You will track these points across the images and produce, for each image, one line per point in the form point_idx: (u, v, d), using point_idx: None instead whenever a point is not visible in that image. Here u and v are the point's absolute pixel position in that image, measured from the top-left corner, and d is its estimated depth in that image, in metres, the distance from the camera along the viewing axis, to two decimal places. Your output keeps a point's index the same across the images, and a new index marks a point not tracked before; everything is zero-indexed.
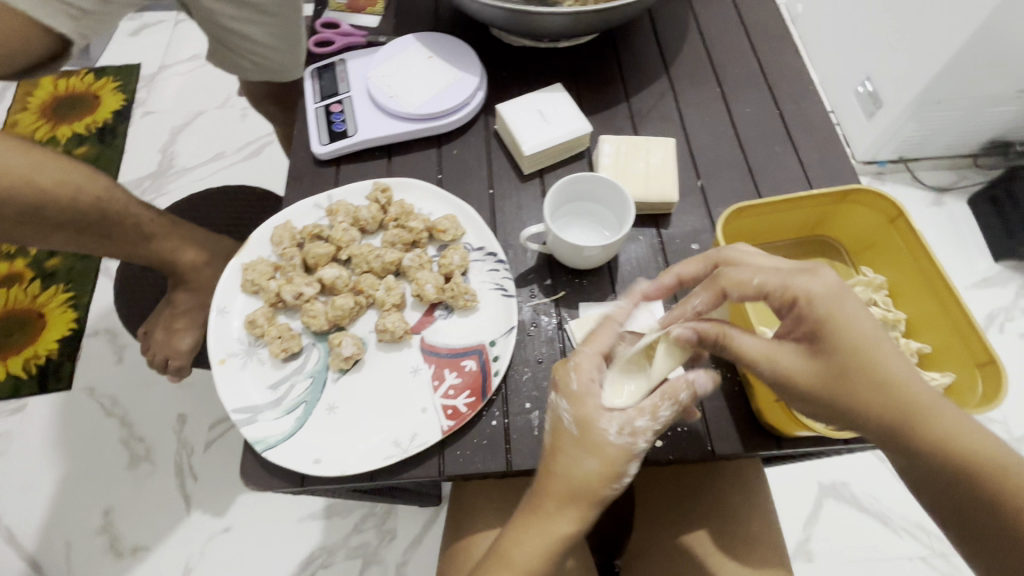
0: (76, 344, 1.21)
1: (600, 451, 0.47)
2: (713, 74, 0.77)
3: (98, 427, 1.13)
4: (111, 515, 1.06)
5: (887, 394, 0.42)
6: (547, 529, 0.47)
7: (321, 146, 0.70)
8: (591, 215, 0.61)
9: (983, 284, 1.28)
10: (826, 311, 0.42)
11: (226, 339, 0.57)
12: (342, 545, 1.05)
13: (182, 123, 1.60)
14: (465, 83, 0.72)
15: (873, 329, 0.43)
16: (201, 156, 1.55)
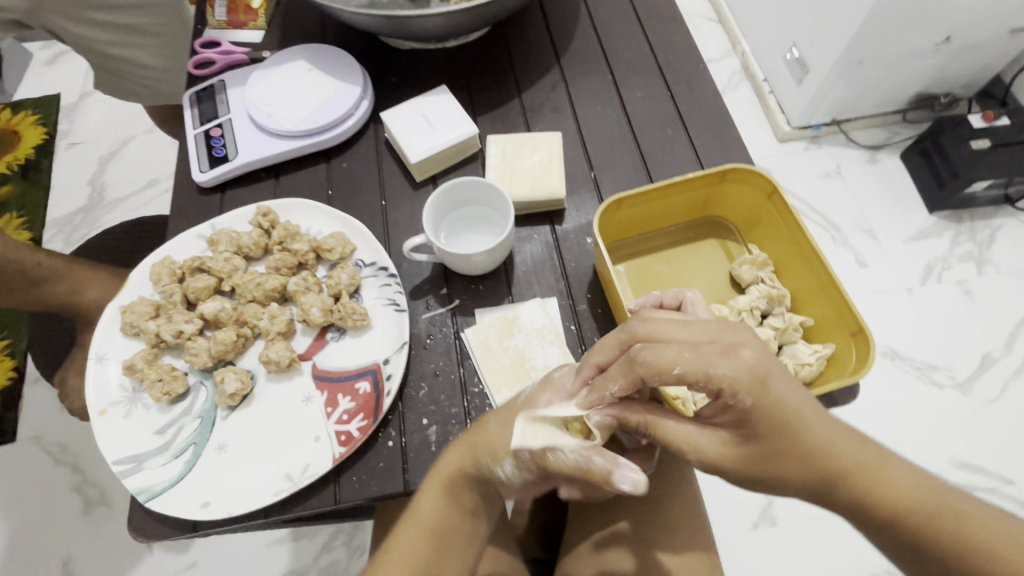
0: (15, 393, 1.15)
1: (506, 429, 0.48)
2: (604, 61, 0.76)
3: (48, 477, 1.09)
4: (70, 566, 1.03)
5: (810, 460, 0.39)
6: (447, 476, 0.49)
7: (201, 175, 0.67)
8: (478, 220, 0.61)
9: (919, 237, 1.25)
10: (752, 397, 0.38)
11: (106, 388, 0.55)
12: (313, 566, 1.02)
13: (110, 152, 1.53)
14: (346, 94, 0.70)
15: (795, 398, 0.39)
16: (133, 185, 1.49)
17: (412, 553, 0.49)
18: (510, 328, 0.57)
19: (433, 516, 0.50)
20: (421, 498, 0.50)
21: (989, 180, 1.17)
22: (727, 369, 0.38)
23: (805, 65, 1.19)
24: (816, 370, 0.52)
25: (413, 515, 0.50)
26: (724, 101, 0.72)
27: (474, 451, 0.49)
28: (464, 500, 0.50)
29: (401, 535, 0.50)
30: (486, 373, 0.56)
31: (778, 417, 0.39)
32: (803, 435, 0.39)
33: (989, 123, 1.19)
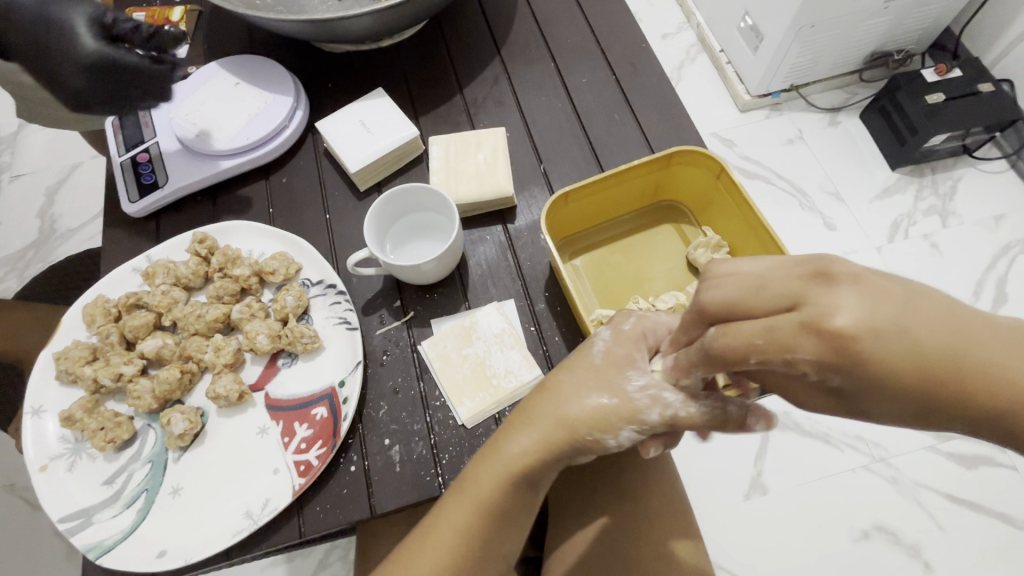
0: None
1: (610, 397, 0.43)
2: (545, 48, 0.74)
3: (25, 524, 1.04)
4: None
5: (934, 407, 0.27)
6: (521, 456, 0.45)
7: (131, 205, 0.64)
8: (429, 227, 0.59)
9: (884, 195, 1.25)
10: (854, 351, 0.26)
11: (46, 442, 0.52)
12: None
13: (56, 181, 1.46)
14: (277, 106, 0.66)
15: (898, 333, 0.26)
16: (85, 212, 1.43)
17: (464, 529, 0.46)
18: (469, 336, 0.56)
19: (492, 495, 0.46)
20: (481, 476, 0.46)
21: (947, 133, 1.18)
22: (814, 351, 0.26)
23: (758, 33, 1.18)
24: None
25: (466, 495, 0.46)
26: (669, 80, 0.70)
27: (575, 430, 0.43)
28: (529, 478, 0.46)
29: (448, 515, 0.47)
30: (447, 386, 0.54)
31: (922, 373, 0.26)
32: (956, 391, 0.26)
33: (942, 76, 1.20)
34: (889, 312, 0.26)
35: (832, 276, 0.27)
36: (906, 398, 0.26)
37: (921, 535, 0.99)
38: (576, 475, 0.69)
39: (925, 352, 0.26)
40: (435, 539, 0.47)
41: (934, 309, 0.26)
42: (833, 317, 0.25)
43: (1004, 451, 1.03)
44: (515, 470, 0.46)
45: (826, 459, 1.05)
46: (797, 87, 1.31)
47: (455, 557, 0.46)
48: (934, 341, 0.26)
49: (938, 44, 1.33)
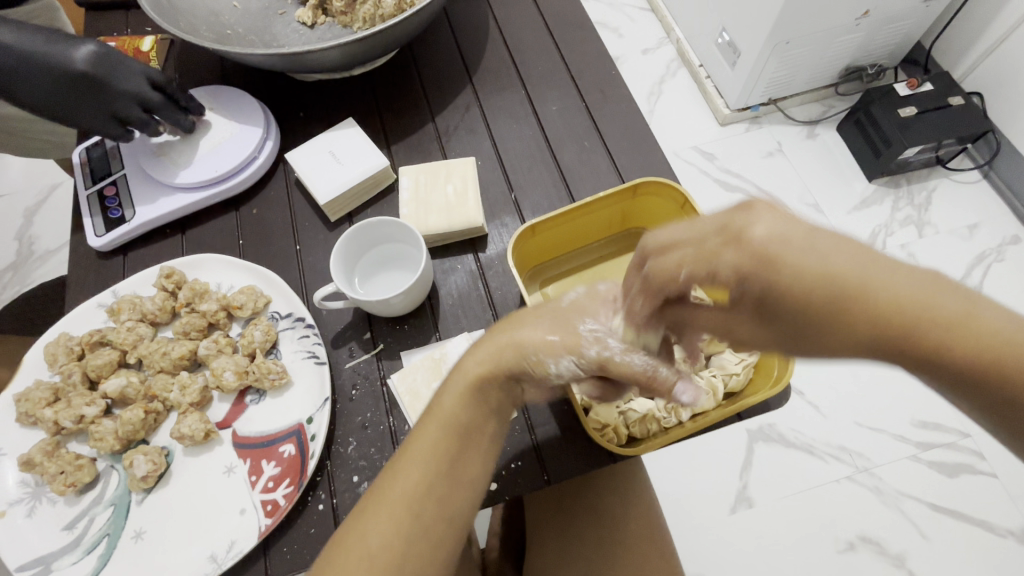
0: None
1: (562, 327, 0.42)
2: (517, 76, 0.74)
3: None
4: None
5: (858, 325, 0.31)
6: (471, 377, 0.43)
7: (97, 239, 0.63)
8: (396, 258, 0.58)
9: (861, 207, 1.27)
10: (769, 257, 0.32)
11: (4, 488, 0.51)
12: None
13: (35, 202, 1.44)
14: (246, 137, 0.66)
15: (816, 254, 0.31)
16: (64, 233, 1.41)
17: (432, 454, 0.43)
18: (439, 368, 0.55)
19: (456, 416, 0.43)
20: (440, 400, 0.44)
21: (920, 146, 1.20)
22: (733, 258, 0.33)
23: (735, 49, 1.20)
24: (743, 379, 0.51)
25: (432, 417, 0.44)
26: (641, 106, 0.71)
27: (521, 348, 0.42)
28: (489, 401, 0.44)
29: (413, 446, 0.43)
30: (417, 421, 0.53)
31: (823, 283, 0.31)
32: (849, 310, 0.31)
33: (913, 90, 1.22)
34: (793, 235, 0.32)
35: (751, 205, 0.33)
36: (830, 317, 0.31)
37: (905, 545, 1.00)
38: (556, 500, 0.68)
39: (832, 271, 0.31)
40: (399, 473, 0.43)
41: (842, 240, 0.31)
42: (750, 228, 0.32)
43: (985, 459, 1.04)
44: (470, 396, 0.43)
45: (807, 471, 1.05)
46: (774, 101, 1.33)
47: (420, 487, 0.42)
48: (849, 266, 0.31)
49: (910, 58, 1.36)
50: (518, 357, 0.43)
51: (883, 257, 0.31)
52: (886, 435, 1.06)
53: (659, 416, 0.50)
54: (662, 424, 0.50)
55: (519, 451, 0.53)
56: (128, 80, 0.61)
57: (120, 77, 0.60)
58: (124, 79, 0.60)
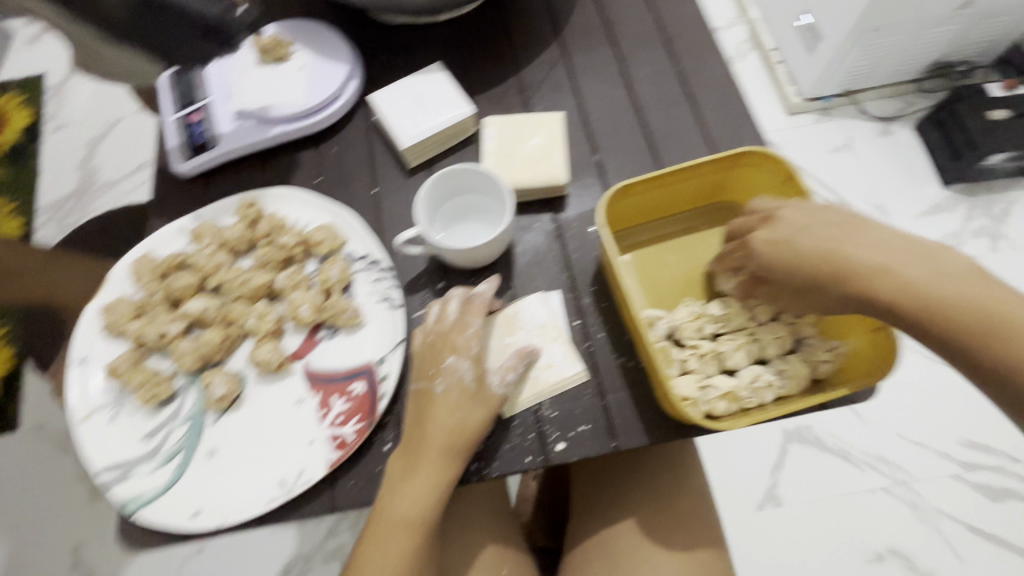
0: (14, 381, 1.21)
1: (470, 402, 0.49)
2: (607, 32, 0.71)
3: (56, 463, 1.16)
4: (82, 549, 1.11)
5: (836, 289, 0.43)
6: (451, 424, 0.48)
7: (183, 164, 0.64)
8: (478, 209, 0.57)
9: (929, 213, 1.19)
10: (768, 254, 0.46)
11: (89, 393, 0.53)
12: (319, 550, 1.10)
13: (99, 133, 1.48)
14: (332, 73, 0.65)
15: (808, 244, 0.44)
16: (124, 167, 1.45)
17: (434, 483, 0.47)
18: (514, 324, 0.54)
19: (437, 464, 0.48)
20: (428, 437, 0.48)
21: (1007, 152, 1.12)
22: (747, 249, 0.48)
23: (817, 33, 1.14)
24: (833, 368, 0.48)
25: (389, 520, 0.47)
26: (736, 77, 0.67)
27: (453, 438, 0.48)
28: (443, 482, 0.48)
29: (405, 487, 0.48)
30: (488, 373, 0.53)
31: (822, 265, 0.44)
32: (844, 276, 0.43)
33: (1009, 91, 1.13)
34: (799, 231, 0.45)
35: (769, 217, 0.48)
36: (818, 290, 0.44)
37: (937, 564, 0.97)
38: (607, 471, 0.68)
39: (809, 256, 0.44)
40: (401, 508, 0.47)
41: (830, 234, 0.44)
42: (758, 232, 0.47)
43: None
44: (455, 435, 0.48)
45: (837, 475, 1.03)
46: (849, 93, 1.25)
47: (422, 517, 0.48)
48: (827, 251, 0.44)
49: None
50: (485, 404, 0.49)
51: (865, 241, 0.43)
52: (929, 452, 1.02)
53: (741, 396, 0.48)
54: (743, 405, 0.48)
55: (588, 415, 0.52)
56: (179, 33, 0.58)
57: (169, 29, 0.57)
58: (173, 30, 0.57)
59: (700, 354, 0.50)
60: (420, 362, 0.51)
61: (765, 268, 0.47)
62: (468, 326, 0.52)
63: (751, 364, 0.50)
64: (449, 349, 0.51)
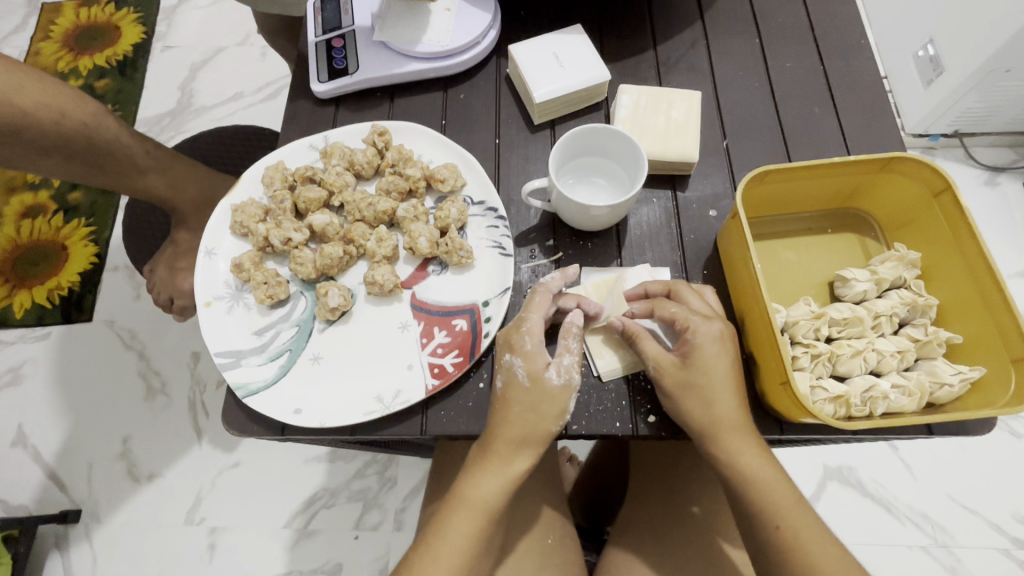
0: (96, 277, 1.30)
1: (535, 394, 0.47)
2: (753, 22, 0.69)
3: (119, 358, 1.24)
4: (129, 442, 1.18)
5: (714, 411, 0.46)
6: (526, 418, 0.47)
7: (319, 85, 0.65)
8: (605, 175, 0.57)
9: None
10: (698, 346, 0.46)
11: (212, 282, 0.56)
12: (345, 488, 1.15)
13: (201, 59, 1.55)
14: (476, 20, 0.66)
15: (722, 367, 0.46)
16: (220, 95, 1.51)
17: (509, 469, 0.47)
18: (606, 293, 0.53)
19: (510, 448, 0.47)
20: (502, 423, 0.48)
21: None
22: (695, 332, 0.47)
23: (939, 66, 1.05)
24: (955, 393, 0.46)
25: (459, 500, 0.48)
26: (882, 86, 0.65)
27: (525, 418, 0.47)
28: (517, 466, 0.47)
29: (483, 469, 0.47)
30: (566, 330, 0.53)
31: (706, 416, 0.46)
32: (719, 409, 0.46)
33: None
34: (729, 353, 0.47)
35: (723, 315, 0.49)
36: (706, 409, 0.46)
37: None
38: (669, 461, 0.68)
39: (723, 380, 0.46)
40: (478, 494, 0.47)
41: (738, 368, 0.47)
42: (719, 328, 0.47)
43: None
44: (529, 428, 0.47)
45: (868, 522, 0.97)
46: (960, 135, 1.16)
47: (494, 501, 0.47)
48: (733, 384, 0.46)
49: None
50: (549, 401, 0.48)
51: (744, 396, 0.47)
52: (979, 521, 0.96)
53: (853, 402, 0.46)
54: (851, 412, 0.46)
55: None
56: None
57: None
58: None
59: (814, 354, 0.49)
60: (502, 337, 0.50)
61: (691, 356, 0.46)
62: (525, 321, 0.49)
63: (865, 374, 0.48)
64: (505, 347, 0.49)
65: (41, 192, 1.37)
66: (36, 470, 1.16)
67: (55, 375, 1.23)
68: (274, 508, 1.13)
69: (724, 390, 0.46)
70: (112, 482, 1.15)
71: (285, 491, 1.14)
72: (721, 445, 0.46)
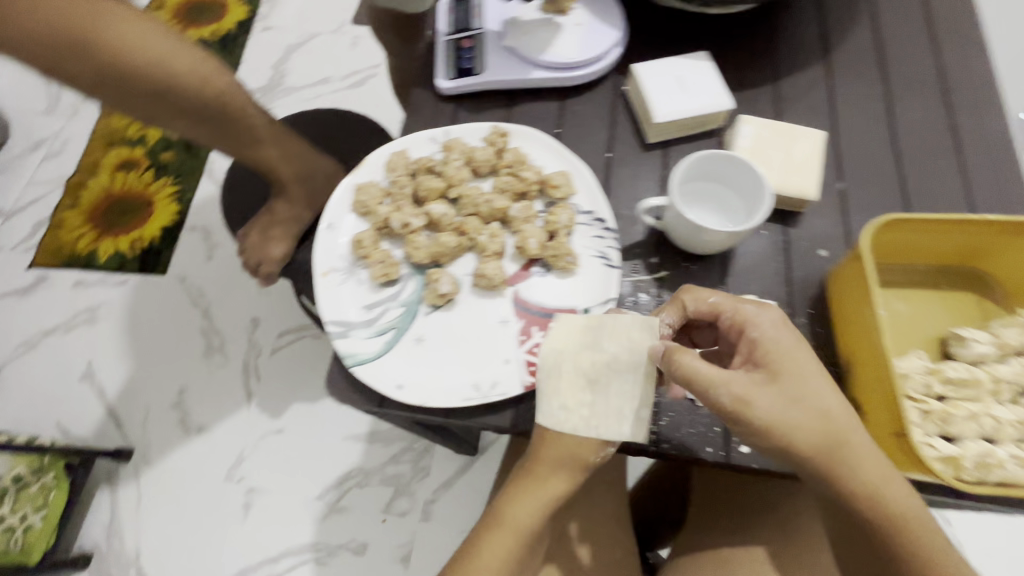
0: (174, 234, 1.38)
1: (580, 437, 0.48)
2: (881, 67, 0.68)
3: (185, 313, 1.31)
4: (184, 394, 1.24)
5: (826, 426, 0.43)
6: (571, 453, 0.49)
7: (446, 82, 0.68)
8: (720, 202, 0.57)
9: None
10: (770, 349, 0.45)
11: (331, 253, 0.59)
12: (379, 471, 1.17)
13: (296, 43, 1.63)
14: (604, 37, 0.68)
15: (812, 375, 0.44)
16: (309, 78, 1.58)
17: (549, 494, 0.49)
18: (621, 330, 0.51)
19: (551, 474, 0.49)
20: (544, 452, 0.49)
21: None
22: (756, 334, 0.45)
23: None
24: None
25: (504, 525, 0.49)
26: (1012, 147, 0.63)
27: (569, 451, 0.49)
28: (557, 488, 0.49)
29: (523, 491, 0.50)
30: (549, 359, 0.51)
31: (824, 435, 0.43)
32: (829, 427, 0.43)
33: None
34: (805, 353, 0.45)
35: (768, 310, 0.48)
36: (818, 426, 0.43)
37: None
38: (738, 494, 0.68)
39: (819, 392, 0.43)
40: (517, 513, 0.49)
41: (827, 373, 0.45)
42: (774, 327, 0.46)
43: None
44: (572, 458, 0.49)
45: None
46: None
47: (533, 524, 0.49)
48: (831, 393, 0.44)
49: None
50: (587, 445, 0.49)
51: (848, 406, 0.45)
52: None
53: (966, 466, 0.45)
54: (963, 476, 0.45)
55: None
56: None
57: None
58: None
59: (925, 411, 0.48)
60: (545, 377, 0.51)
61: (766, 357, 0.45)
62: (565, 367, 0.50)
63: (979, 439, 0.47)
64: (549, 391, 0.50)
65: (137, 149, 1.47)
66: (97, 406, 1.23)
67: (129, 320, 1.31)
68: (310, 479, 1.16)
69: (824, 393, 0.44)
70: (164, 429, 1.21)
71: (322, 464, 1.17)
72: (841, 463, 0.43)
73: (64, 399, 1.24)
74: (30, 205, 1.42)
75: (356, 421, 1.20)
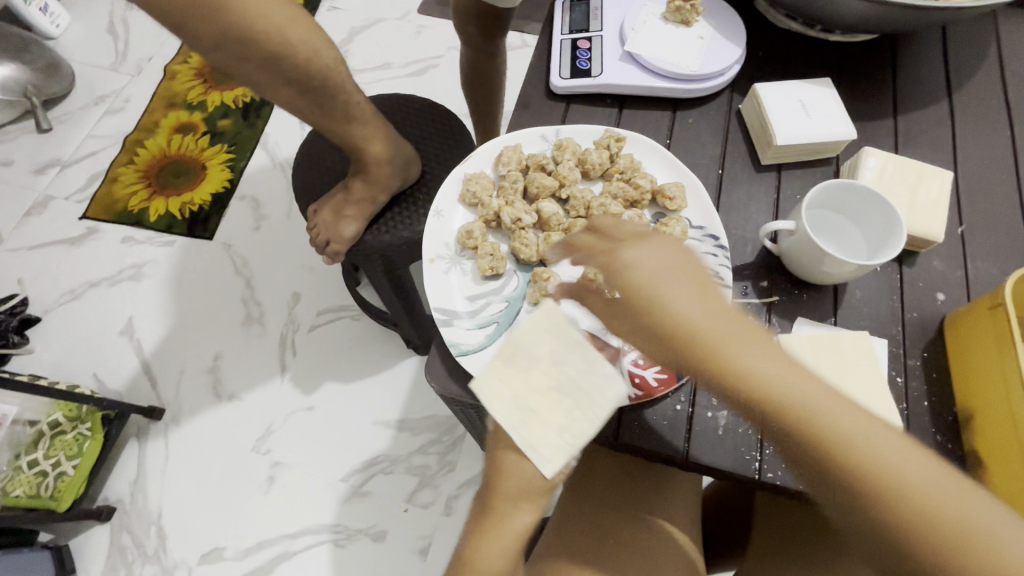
0: (224, 201, 1.38)
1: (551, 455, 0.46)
2: (1006, 114, 0.66)
3: (227, 280, 1.31)
4: (219, 360, 1.24)
5: (732, 377, 0.38)
6: (523, 488, 0.49)
7: (560, 80, 0.67)
8: (841, 235, 0.56)
9: None
10: (645, 291, 0.41)
11: (438, 241, 0.59)
12: (405, 460, 1.16)
13: (361, 25, 1.64)
14: (727, 52, 0.67)
15: (691, 309, 0.39)
16: (370, 61, 1.59)
17: (515, 530, 0.50)
18: (538, 334, 0.47)
19: (513, 511, 0.50)
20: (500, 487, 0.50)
21: None
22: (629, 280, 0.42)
23: None
24: None
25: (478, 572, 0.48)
26: None
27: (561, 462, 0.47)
28: (518, 521, 0.50)
29: (488, 533, 0.50)
30: (514, 413, 0.46)
31: (735, 382, 0.38)
32: (741, 377, 0.38)
33: None
34: (687, 289, 0.40)
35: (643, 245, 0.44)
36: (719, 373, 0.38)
37: None
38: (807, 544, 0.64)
39: (706, 332, 0.39)
40: (488, 557, 0.49)
41: (718, 309, 0.40)
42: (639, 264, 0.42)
43: None
44: (529, 490, 0.50)
45: None
46: None
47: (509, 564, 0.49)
48: (724, 332, 0.39)
49: None
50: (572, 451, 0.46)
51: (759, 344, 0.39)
52: None
53: None
54: None
55: None
56: None
57: None
58: None
59: None
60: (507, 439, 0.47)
61: (641, 303, 0.41)
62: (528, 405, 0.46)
63: None
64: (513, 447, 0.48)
65: (195, 113, 1.49)
66: (132, 363, 1.24)
67: (173, 281, 1.31)
68: (334, 460, 1.16)
69: (710, 328, 0.39)
70: (196, 393, 1.21)
71: (349, 446, 1.17)
72: (778, 413, 0.37)
73: (101, 351, 1.25)
74: (87, 157, 1.44)
75: (388, 407, 1.20)
